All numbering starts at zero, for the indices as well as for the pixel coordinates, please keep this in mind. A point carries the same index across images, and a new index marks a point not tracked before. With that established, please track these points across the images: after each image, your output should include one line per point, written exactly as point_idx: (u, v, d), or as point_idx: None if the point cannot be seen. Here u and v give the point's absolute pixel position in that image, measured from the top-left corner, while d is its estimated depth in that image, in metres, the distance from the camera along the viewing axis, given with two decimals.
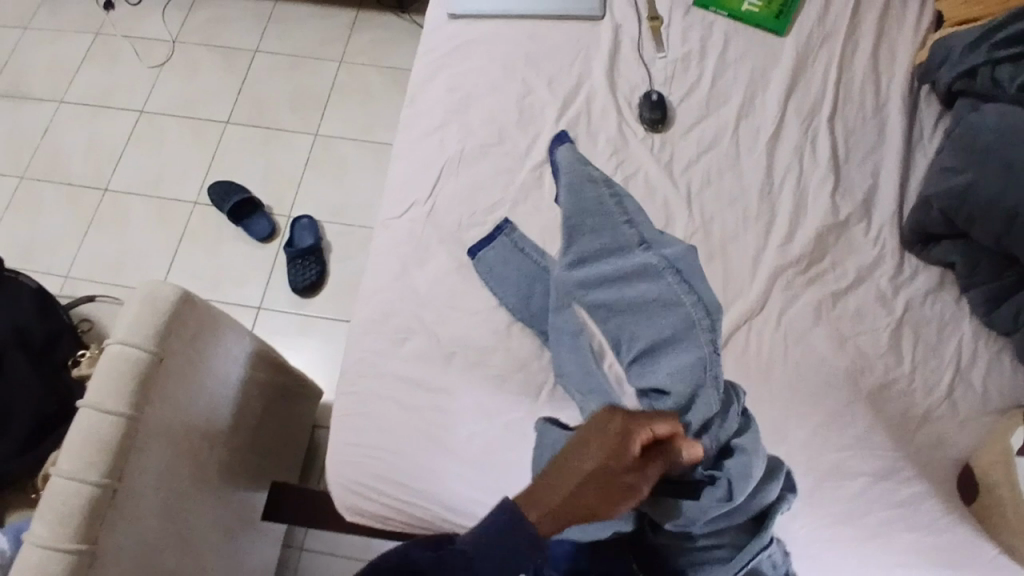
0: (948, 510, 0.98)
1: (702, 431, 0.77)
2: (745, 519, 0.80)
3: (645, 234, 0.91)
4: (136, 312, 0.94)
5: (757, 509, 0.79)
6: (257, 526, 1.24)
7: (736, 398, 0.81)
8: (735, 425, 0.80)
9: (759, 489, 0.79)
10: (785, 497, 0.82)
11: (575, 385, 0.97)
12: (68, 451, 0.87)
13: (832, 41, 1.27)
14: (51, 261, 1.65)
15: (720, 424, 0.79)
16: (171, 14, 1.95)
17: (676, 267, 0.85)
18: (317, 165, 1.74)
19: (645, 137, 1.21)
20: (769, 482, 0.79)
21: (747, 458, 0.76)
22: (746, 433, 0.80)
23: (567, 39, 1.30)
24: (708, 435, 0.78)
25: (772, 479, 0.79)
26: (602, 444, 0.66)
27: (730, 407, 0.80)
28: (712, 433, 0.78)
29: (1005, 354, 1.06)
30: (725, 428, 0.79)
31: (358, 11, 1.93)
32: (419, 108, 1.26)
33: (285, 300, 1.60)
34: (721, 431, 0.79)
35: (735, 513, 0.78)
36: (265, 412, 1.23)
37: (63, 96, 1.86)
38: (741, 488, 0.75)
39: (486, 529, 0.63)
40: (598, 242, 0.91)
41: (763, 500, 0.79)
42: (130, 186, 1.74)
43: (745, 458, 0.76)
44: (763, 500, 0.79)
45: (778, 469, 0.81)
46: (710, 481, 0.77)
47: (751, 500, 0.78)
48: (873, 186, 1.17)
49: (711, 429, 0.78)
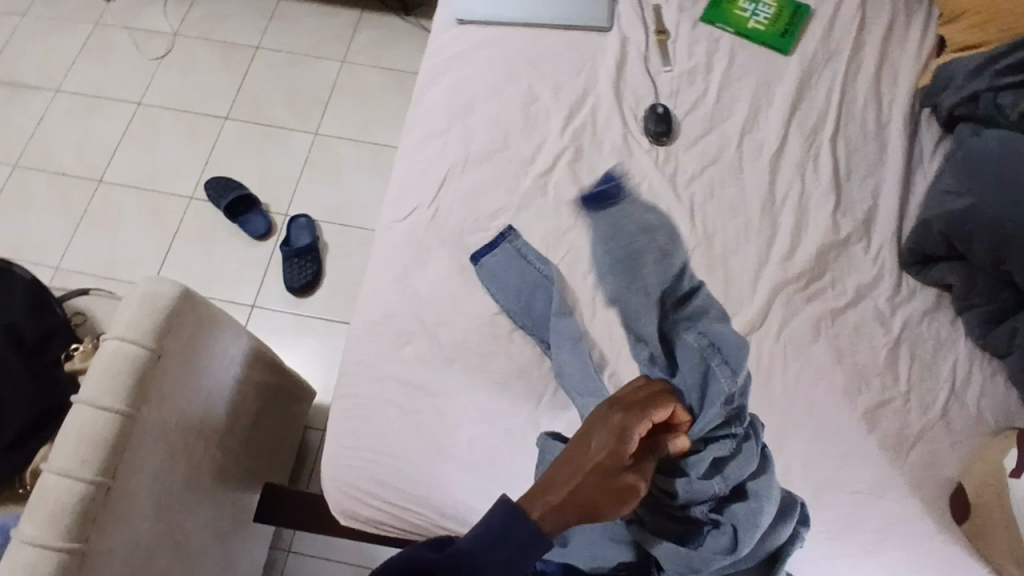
0: (942, 529, 0.99)
1: (715, 477, 0.77)
2: (755, 563, 0.81)
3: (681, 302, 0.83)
4: (136, 307, 0.93)
5: (768, 551, 0.80)
6: (249, 528, 1.23)
7: (754, 437, 0.79)
8: (752, 468, 0.78)
9: (768, 532, 0.80)
10: (797, 535, 0.83)
11: (573, 387, 0.96)
12: (62, 448, 0.86)
13: (835, 61, 1.29)
14: (42, 252, 1.63)
15: (736, 468, 0.77)
16: (172, 7, 1.94)
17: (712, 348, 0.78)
18: (315, 166, 1.73)
19: (650, 149, 1.22)
20: (781, 524, 0.80)
21: (754, 505, 0.77)
22: (762, 476, 0.79)
23: (573, 48, 1.30)
24: (721, 479, 0.77)
25: (784, 522, 0.80)
26: (612, 432, 0.66)
27: (747, 443, 0.78)
28: (727, 478, 0.77)
29: (999, 374, 1.07)
30: (742, 476, 0.77)
31: (362, 13, 1.92)
32: (424, 112, 1.25)
33: (279, 298, 1.59)
34: (735, 473, 0.78)
35: (744, 559, 0.79)
36: (261, 412, 1.21)
37: (60, 85, 1.84)
38: (747, 538, 0.76)
39: (486, 530, 0.63)
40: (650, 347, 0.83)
41: (773, 543, 0.80)
42: (125, 178, 1.72)
43: (755, 508, 0.77)
44: (772, 545, 0.80)
45: (792, 509, 0.82)
46: (715, 524, 0.79)
47: (760, 544, 0.80)
48: (873, 206, 1.18)
49: (725, 472, 0.77)
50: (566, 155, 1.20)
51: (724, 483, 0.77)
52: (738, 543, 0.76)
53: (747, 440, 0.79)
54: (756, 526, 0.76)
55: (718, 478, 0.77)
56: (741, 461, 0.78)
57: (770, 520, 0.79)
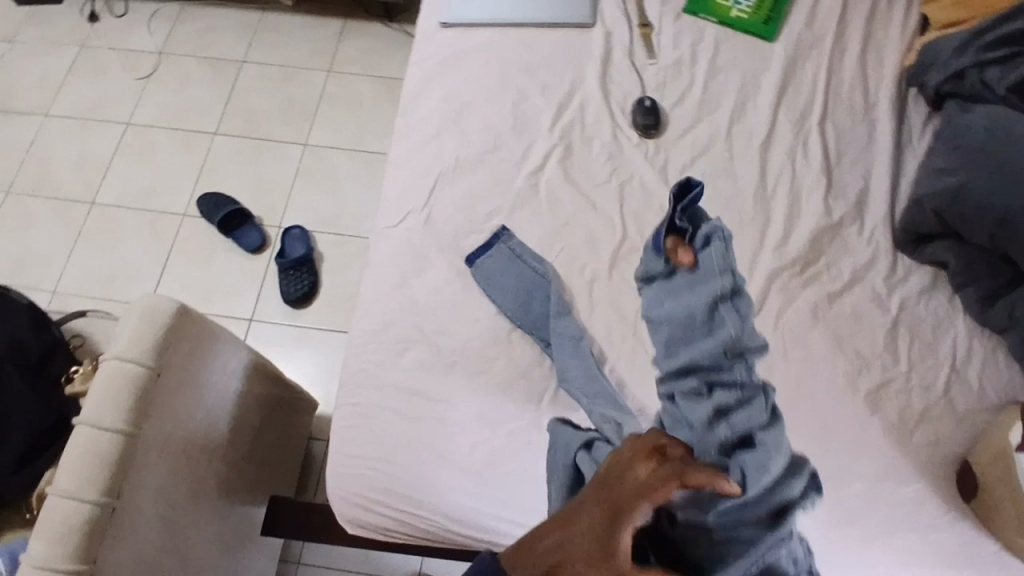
0: (950, 508, 0.99)
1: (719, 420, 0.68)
2: (768, 524, 0.63)
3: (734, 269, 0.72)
4: (135, 326, 0.93)
5: (781, 509, 0.64)
6: (255, 541, 1.22)
7: (765, 391, 0.70)
8: (761, 419, 0.68)
9: (781, 485, 0.64)
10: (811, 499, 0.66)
11: (579, 389, 1.00)
12: (66, 470, 0.86)
13: (821, 45, 1.29)
14: (38, 276, 1.63)
15: (740, 415, 0.68)
16: (157, 25, 1.94)
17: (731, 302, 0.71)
18: (307, 176, 1.73)
19: (639, 142, 1.22)
20: (792, 478, 0.65)
21: (764, 455, 0.65)
22: (773, 429, 0.68)
23: (559, 46, 1.30)
24: (724, 423, 0.68)
25: (795, 473, 0.65)
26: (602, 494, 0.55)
27: (754, 394, 0.69)
28: (732, 422, 0.68)
29: (1000, 350, 1.07)
30: (747, 422, 0.68)
31: (346, 21, 1.93)
32: (413, 116, 1.25)
33: (277, 311, 1.59)
34: (741, 423, 0.68)
35: (751, 513, 0.62)
36: (263, 425, 1.21)
37: (48, 109, 1.84)
38: (752, 488, 0.63)
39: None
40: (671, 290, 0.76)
41: (785, 501, 0.63)
42: (118, 199, 1.72)
43: (763, 462, 0.65)
44: (786, 501, 0.63)
45: (804, 469, 0.66)
46: (716, 474, 0.67)
47: (770, 494, 0.63)
48: (865, 188, 1.18)
49: (730, 420, 0.68)
50: (556, 152, 1.20)
51: (727, 430, 0.68)
52: (742, 494, 0.65)
53: (754, 392, 0.69)
54: (761, 472, 0.64)
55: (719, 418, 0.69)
56: (749, 409, 0.68)
57: (780, 473, 0.65)
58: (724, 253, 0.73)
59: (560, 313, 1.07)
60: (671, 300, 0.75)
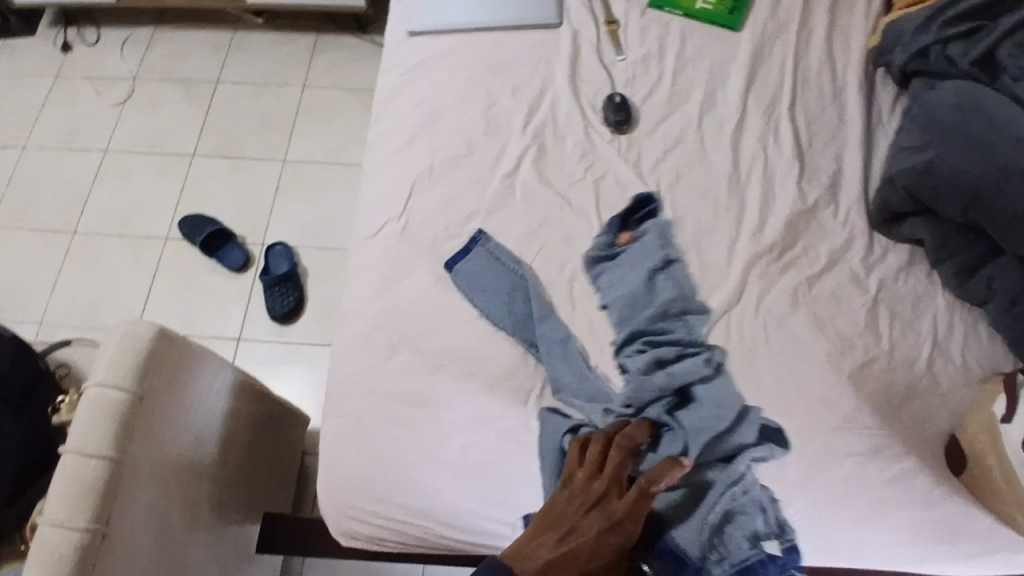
0: (940, 483, 0.99)
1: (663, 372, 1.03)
2: (721, 463, 0.98)
3: (666, 255, 1.12)
4: (114, 351, 0.93)
5: (727, 450, 0.98)
6: (251, 559, 1.22)
7: (706, 351, 1.04)
8: (698, 375, 1.03)
9: (727, 434, 0.99)
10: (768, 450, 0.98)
11: (575, 393, 1.03)
12: (54, 499, 0.86)
13: (787, 31, 1.30)
14: (24, 308, 1.63)
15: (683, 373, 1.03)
16: (130, 50, 1.94)
17: (661, 275, 1.10)
18: (287, 192, 1.73)
19: (612, 138, 1.22)
20: (739, 428, 0.99)
21: (703, 411, 1.00)
22: (709, 381, 1.03)
23: (527, 47, 1.31)
24: (667, 375, 1.02)
25: (741, 424, 0.99)
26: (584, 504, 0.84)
27: (688, 350, 1.05)
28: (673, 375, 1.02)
29: (980, 323, 1.08)
30: (687, 377, 1.02)
31: (319, 36, 1.93)
32: (386, 126, 1.26)
33: (265, 328, 1.59)
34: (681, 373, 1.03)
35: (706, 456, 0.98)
36: (252, 443, 1.21)
37: (26, 141, 1.84)
38: (696, 438, 0.98)
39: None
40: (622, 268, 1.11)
41: (731, 444, 0.98)
42: (100, 226, 1.72)
43: (700, 407, 1.01)
44: (736, 443, 0.99)
45: (748, 412, 1.01)
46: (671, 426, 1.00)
47: (719, 441, 0.99)
48: (838, 170, 1.19)
49: (670, 371, 1.03)
50: (530, 153, 1.21)
51: (670, 381, 1.02)
52: (688, 441, 0.98)
53: (690, 350, 1.05)
54: (701, 424, 0.99)
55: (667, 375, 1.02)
56: (688, 368, 1.03)
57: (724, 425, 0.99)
58: (656, 239, 1.13)
59: (543, 315, 1.08)
60: (620, 283, 1.10)
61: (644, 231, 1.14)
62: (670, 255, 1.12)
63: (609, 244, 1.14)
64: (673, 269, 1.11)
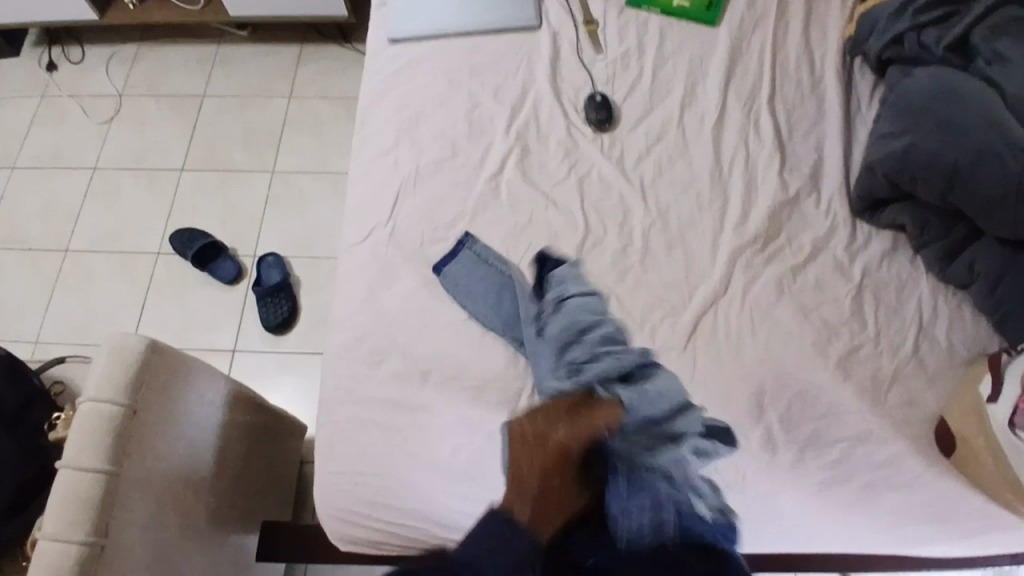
0: (930, 465, 1.00)
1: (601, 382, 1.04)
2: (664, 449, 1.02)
3: (563, 293, 1.11)
4: (106, 365, 0.94)
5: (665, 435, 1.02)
6: (253, 568, 1.23)
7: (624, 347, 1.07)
8: (629, 365, 1.06)
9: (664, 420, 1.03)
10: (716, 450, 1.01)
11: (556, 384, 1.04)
12: (51, 514, 0.86)
13: (764, 25, 1.31)
14: (19, 328, 1.63)
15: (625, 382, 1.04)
16: (115, 67, 1.95)
17: (564, 308, 1.09)
18: (276, 203, 1.74)
19: (594, 136, 1.23)
20: (679, 415, 1.02)
21: (641, 398, 1.03)
22: (640, 375, 1.05)
23: (507, 50, 1.32)
24: (596, 372, 1.05)
25: (681, 412, 1.02)
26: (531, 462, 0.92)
27: (613, 347, 1.07)
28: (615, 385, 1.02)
29: (965, 305, 1.08)
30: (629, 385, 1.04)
31: (302, 46, 1.94)
32: (369, 133, 1.26)
33: (259, 339, 1.59)
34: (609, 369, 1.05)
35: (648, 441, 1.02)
36: (249, 453, 1.22)
37: (14, 161, 1.84)
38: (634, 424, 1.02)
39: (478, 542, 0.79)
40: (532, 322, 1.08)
41: (672, 427, 1.02)
42: (91, 244, 1.72)
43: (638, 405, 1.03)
44: (675, 428, 1.02)
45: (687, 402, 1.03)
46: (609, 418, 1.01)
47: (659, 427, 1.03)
48: (819, 160, 1.20)
49: (597, 366, 1.05)
50: (513, 155, 1.22)
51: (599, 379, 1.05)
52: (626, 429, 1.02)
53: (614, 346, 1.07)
54: (639, 408, 1.03)
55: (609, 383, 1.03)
56: (616, 359, 1.06)
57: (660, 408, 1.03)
58: (556, 283, 1.12)
59: (530, 315, 1.08)
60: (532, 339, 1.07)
61: (552, 282, 1.12)
62: (567, 292, 1.11)
63: (530, 311, 1.09)
64: (577, 294, 1.11)
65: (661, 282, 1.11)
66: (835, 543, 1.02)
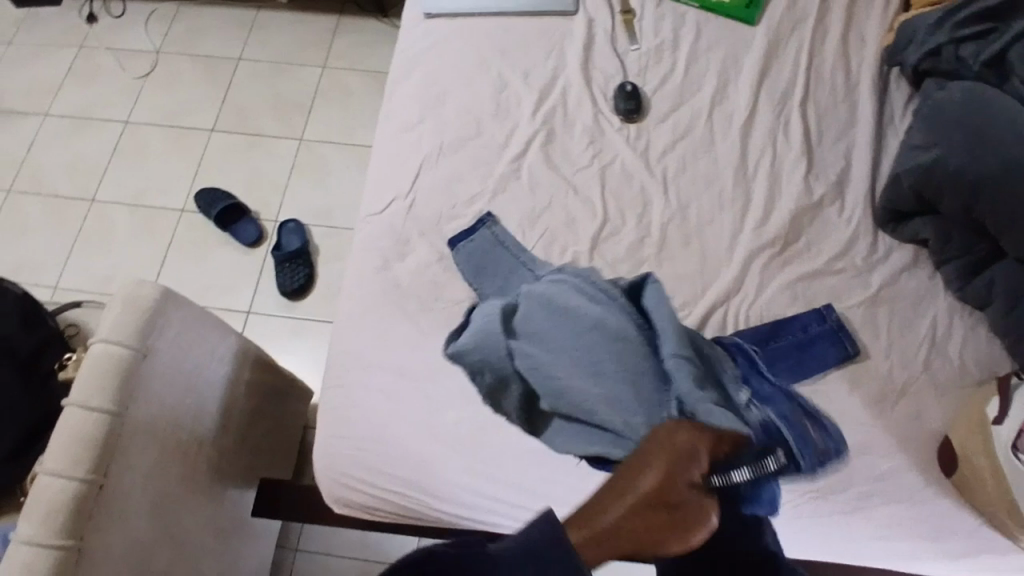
0: (929, 482, 0.99)
1: (545, 404, 0.81)
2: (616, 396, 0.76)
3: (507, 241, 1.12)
4: (118, 311, 0.95)
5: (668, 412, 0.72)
6: (247, 523, 1.24)
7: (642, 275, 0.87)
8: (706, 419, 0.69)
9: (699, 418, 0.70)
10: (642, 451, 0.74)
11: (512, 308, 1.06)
12: (54, 451, 0.87)
13: (802, 29, 1.29)
14: (39, 273, 1.66)
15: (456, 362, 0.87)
16: (154, 24, 1.98)
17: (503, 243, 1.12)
18: (301, 172, 1.75)
19: (621, 126, 1.23)
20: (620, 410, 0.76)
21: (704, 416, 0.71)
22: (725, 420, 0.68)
23: (541, 34, 1.31)
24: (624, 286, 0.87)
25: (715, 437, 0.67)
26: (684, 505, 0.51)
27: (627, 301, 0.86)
28: (529, 354, 0.83)
29: (981, 325, 1.07)
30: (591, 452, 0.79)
31: (340, 18, 1.95)
32: (396, 105, 1.27)
33: (273, 303, 1.61)
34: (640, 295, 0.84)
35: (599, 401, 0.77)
36: (255, 411, 1.23)
37: (48, 108, 1.87)
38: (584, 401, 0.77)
39: None
40: (479, 253, 1.11)
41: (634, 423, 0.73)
42: (117, 197, 1.75)
43: (578, 292, 0.90)
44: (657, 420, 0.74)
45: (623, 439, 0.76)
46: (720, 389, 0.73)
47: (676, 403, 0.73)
48: (846, 167, 1.19)
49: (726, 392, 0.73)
50: (538, 138, 1.22)
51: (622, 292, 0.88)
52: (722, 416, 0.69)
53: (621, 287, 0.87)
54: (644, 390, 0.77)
55: (552, 394, 0.80)
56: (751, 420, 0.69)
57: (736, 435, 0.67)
58: (501, 231, 1.14)
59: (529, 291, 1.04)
60: (477, 256, 1.11)
61: (483, 224, 1.14)
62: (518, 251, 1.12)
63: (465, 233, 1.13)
64: (508, 235, 1.14)
65: (675, 275, 1.11)
66: (837, 548, 1.01)
